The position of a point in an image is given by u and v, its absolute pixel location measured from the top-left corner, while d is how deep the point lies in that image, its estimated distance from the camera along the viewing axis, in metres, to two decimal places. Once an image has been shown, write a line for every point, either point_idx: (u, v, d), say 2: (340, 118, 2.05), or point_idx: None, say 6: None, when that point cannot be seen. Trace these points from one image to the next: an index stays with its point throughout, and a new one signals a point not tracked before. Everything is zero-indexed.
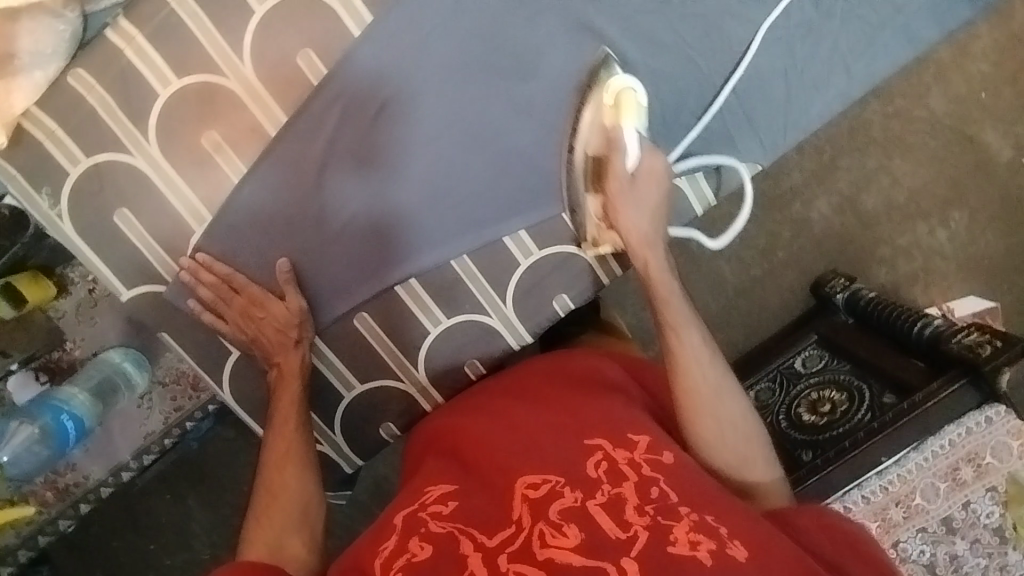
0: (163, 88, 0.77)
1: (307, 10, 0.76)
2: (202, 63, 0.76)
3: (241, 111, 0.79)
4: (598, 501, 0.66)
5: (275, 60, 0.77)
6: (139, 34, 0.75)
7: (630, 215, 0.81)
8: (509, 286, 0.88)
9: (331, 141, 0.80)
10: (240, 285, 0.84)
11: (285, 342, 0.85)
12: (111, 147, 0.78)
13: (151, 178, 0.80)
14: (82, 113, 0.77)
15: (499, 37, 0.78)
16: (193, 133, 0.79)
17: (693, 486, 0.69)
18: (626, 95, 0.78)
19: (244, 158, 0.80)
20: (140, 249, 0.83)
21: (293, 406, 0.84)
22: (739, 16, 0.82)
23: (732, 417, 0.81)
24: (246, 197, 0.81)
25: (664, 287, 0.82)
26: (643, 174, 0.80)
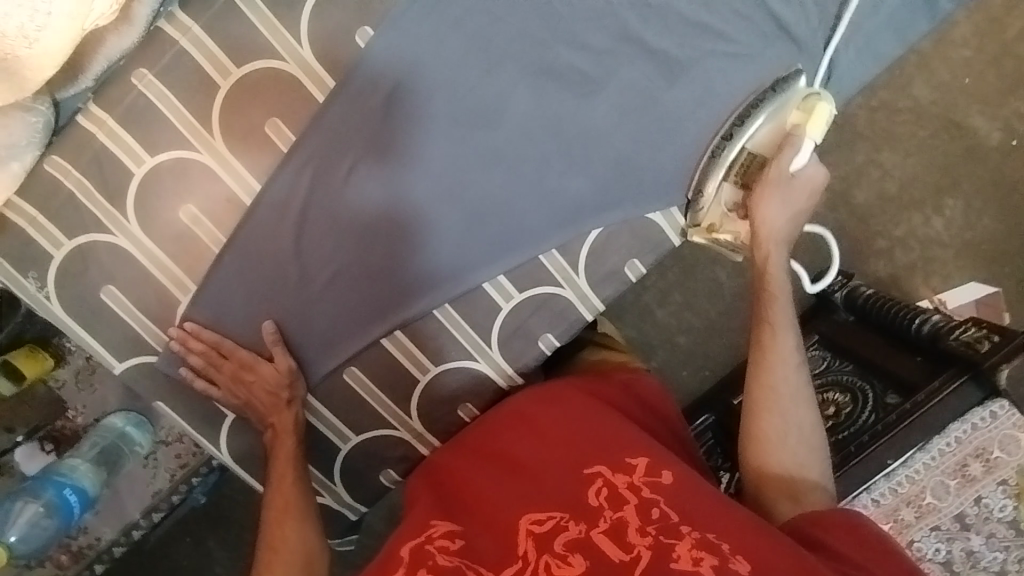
0: (137, 167, 0.78)
1: (273, 80, 0.77)
2: (174, 141, 0.78)
3: (216, 182, 0.80)
4: (602, 530, 0.66)
5: (244, 131, 0.79)
6: (110, 117, 0.76)
7: (774, 210, 0.80)
8: (493, 330, 0.89)
9: (306, 202, 0.81)
10: (228, 349, 0.85)
11: (277, 403, 0.86)
12: (93, 229, 0.80)
13: (133, 254, 0.82)
14: (62, 198, 0.79)
15: (466, 87, 0.79)
16: (170, 208, 0.81)
17: (696, 505, 0.67)
18: (814, 104, 0.82)
19: (224, 228, 0.82)
20: (129, 323, 0.85)
21: (290, 462, 0.85)
22: (700, 48, 0.82)
23: (799, 424, 0.79)
24: (226, 265, 0.83)
25: (773, 285, 0.82)
26: (801, 179, 0.80)
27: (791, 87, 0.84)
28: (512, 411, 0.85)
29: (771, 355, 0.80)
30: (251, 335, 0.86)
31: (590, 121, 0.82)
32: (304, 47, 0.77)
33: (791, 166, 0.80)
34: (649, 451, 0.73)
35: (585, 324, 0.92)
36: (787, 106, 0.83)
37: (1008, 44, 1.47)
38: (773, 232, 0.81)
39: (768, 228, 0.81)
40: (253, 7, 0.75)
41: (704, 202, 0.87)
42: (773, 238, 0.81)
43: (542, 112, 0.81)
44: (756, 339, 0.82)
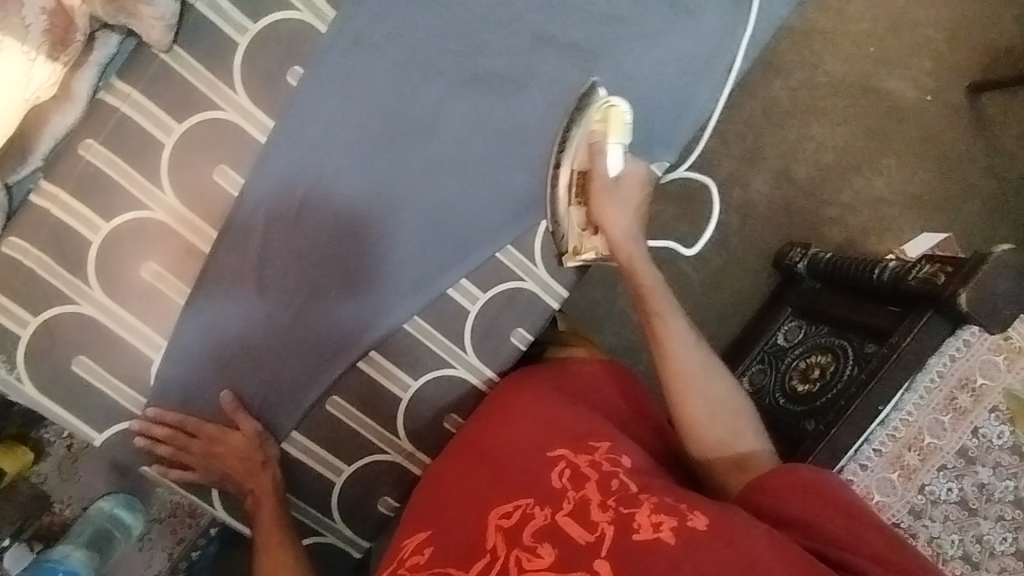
0: (93, 235, 0.80)
1: (217, 131, 0.81)
2: (127, 202, 0.81)
3: (173, 237, 0.83)
4: (566, 511, 0.70)
5: (195, 182, 0.82)
6: (64, 191, 0.79)
7: (615, 213, 0.85)
8: (465, 335, 0.91)
9: (274, 244, 0.84)
10: (193, 429, 0.86)
11: (252, 468, 0.86)
12: (57, 302, 0.81)
13: (101, 320, 0.83)
14: (23, 276, 0.80)
15: (398, 113, 0.84)
16: (131, 269, 0.82)
17: (652, 472, 0.73)
18: (610, 112, 0.85)
19: (185, 280, 0.84)
20: (105, 391, 0.85)
21: (276, 524, 0.84)
22: (611, 37, 0.88)
23: (713, 397, 0.83)
24: (195, 314, 0.84)
25: (645, 282, 0.87)
26: (630, 175, 0.87)
27: (601, 100, 0.86)
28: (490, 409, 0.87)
29: (665, 334, 0.85)
30: (228, 382, 0.86)
31: (527, 120, 0.87)
32: (241, 95, 0.81)
33: (611, 172, 0.85)
34: (606, 433, 0.79)
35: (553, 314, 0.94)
36: (595, 110, 0.86)
37: (900, 13, 1.60)
38: (621, 233, 0.86)
39: (614, 231, 0.86)
40: (186, 64, 0.79)
41: (563, 231, 0.90)
42: (620, 235, 0.86)
43: (475, 118, 0.86)
44: (651, 328, 0.86)
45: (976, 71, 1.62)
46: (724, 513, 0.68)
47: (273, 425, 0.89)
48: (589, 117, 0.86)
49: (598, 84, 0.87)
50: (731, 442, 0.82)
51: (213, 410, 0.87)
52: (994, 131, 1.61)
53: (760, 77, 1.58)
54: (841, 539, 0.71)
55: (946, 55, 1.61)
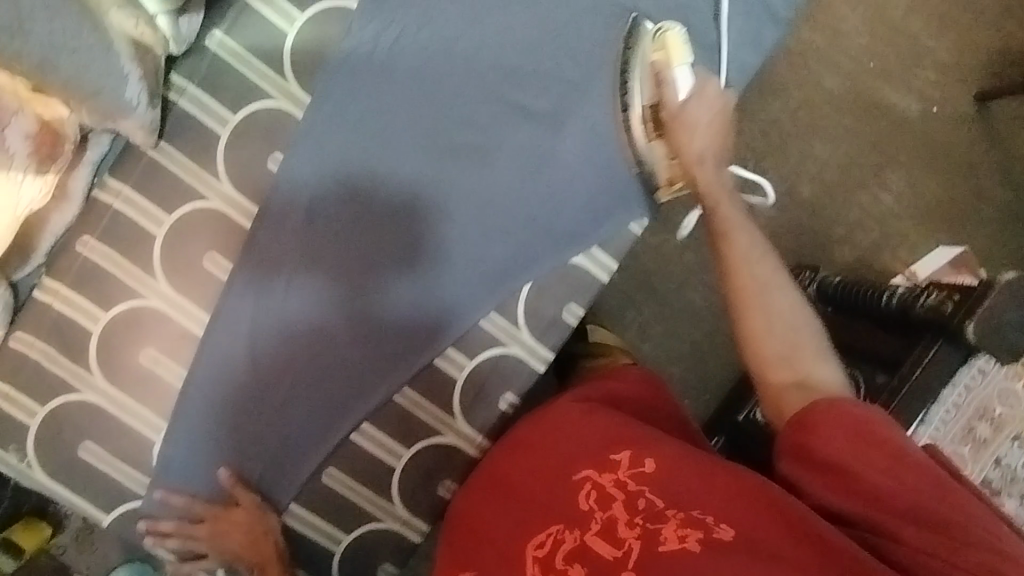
0: (93, 324, 0.85)
1: (204, 219, 0.85)
2: (123, 292, 0.85)
3: (167, 322, 0.86)
4: (595, 532, 0.72)
5: (186, 268, 0.85)
6: (64, 285, 0.84)
7: (700, 138, 0.85)
8: (454, 402, 0.92)
9: (263, 322, 0.87)
10: (183, 528, 0.87)
11: (256, 540, 0.87)
12: (62, 390, 0.85)
13: (104, 407, 0.86)
14: (30, 368, 0.85)
15: (391, 154, 0.88)
16: (128, 355, 0.86)
17: (677, 479, 0.74)
18: (669, 38, 0.89)
19: (182, 363, 0.87)
20: (110, 474, 0.88)
21: None
22: (585, 101, 0.90)
23: (778, 332, 0.79)
24: (193, 397, 0.87)
25: (720, 215, 0.84)
26: (693, 106, 0.86)
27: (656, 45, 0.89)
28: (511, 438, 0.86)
29: (751, 263, 0.81)
30: (225, 456, 0.88)
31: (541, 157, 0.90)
32: (223, 181, 0.86)
33: (678, 98, 0.86)
34: (629, 441, 0.79)
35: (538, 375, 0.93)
36: (655, 51, 0.89)
37: (897, 26, 1.55)
38: (700, 154, 0.85)
39: (688, 155, 0.85)
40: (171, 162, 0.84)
41: (649, 166, 0.91)
42: (717, 155, 0.86)
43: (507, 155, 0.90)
44: (717, 253, 0.83)
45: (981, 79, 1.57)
46: (753, 524, 0.69)
47: (272, 496, 0.90)
48: (645, 55, 0.89)
49: (671, 23, 0.90)
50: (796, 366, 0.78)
51: (212, 487, 0.89)
52: (1005, 139, 1.55)
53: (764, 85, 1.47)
54: (878, 482, 0.69)
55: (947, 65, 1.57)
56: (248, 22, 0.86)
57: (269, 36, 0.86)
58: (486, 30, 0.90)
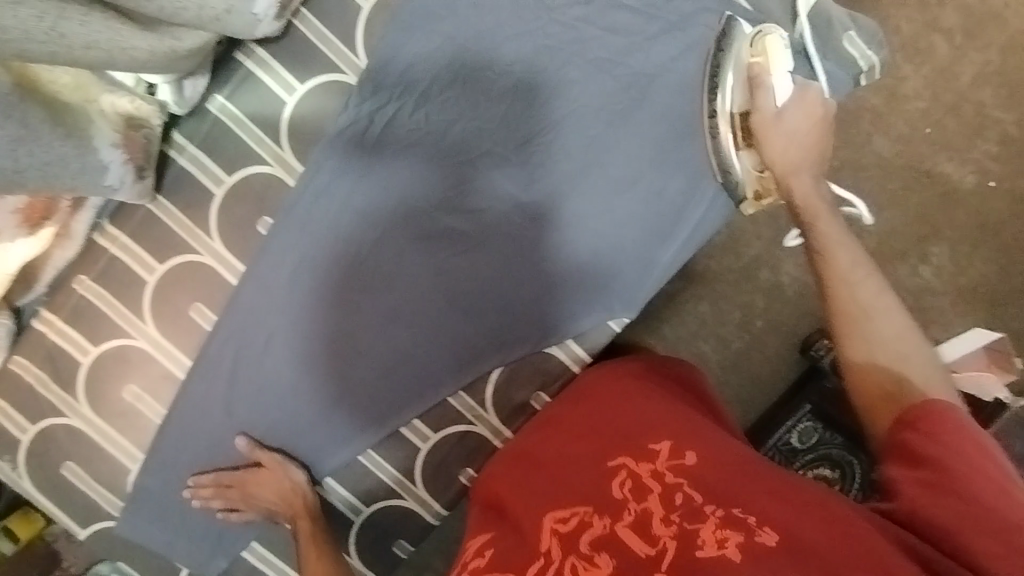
0: (148, 275, 0.79)
1: (193, 273, 0.79)
2: (181, 243, 0.78)
3: (206, 274, 0.79)
4: (626, 522, 0.54)
5: (240, 223, 0.79)
6: (59, 318, 0.79)
7: (795, 121, 0.69)
8: (486, 391, 0.81)
9: (285, 303, 0.79)
10: (255, 475, 0.80)
11: (291, 502, 0.80)
12: (110, 329, 0.79)
13: (155, 347, 0.80)
14: (92, 315, 0.79)
15: (433, 156, 0.77)
16: (185, 299, 0.79)
17: (728, 477, 0.55)
18: (767, 38, 0.70)
19: (214, 308, 0.80)
20: (90, 433, 0.81)
21: (323, 558, 0.77)
22: (682, 38, 0.73)
23: (880, 334, 0.62)
24: (203, 369, 0.80)
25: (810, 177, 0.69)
26: (808, 95, 0.70)
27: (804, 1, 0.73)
28: (543, 418, 0.73)
29: (830, 253, 0.66)
30: (247, 423, 0.81)
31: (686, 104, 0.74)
32: (285, 150, 0.79)
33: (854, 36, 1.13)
34: (674, 432, 0.61)
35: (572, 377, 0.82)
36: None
37: None
38: (795, 154, 0.69)
39: (781, 165, 0.70)
40: (170, 254, 0.79)
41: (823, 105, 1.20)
42: (808, 137, 0.69)
43: (653, 116, 0.75)
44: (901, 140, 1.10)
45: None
46: (813, 531, 0.49)
47: (312, 464, 0.82)
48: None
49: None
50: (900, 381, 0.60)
51: (235, 451, 0.81)
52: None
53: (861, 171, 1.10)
54: None
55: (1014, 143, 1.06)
56: (250, 90, 0.78)
57: (267, 104, 0.78)
58: (565, 33, 0.75)
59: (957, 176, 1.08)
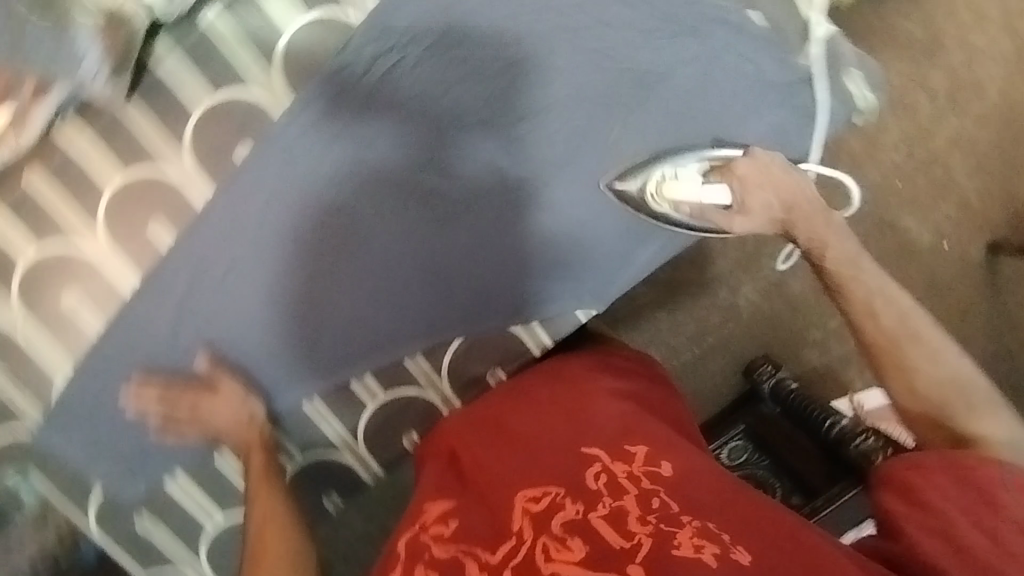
0: (109, 181, 0.74)
1: (156, 187, 0.75)
2: (150, 155, 0.74)
3: (170, 193, 0.75)
4: (601, 514, 0.56)
5: (214, 146, 0.74)
6: (4, 206, 0.74)
7: (763, 195, 0.75)
8: (444, 359, 0.81)
9: (253, 236, 0.75)
10: (213, 393, 0.77)
11: (245, 428, 0.77)
12: (59, 231, 0.75)
13: (102, 260, 0.76)
14: (40, 212, 0.74)
15: (428, 110, 0.74)
16: (143, 215, 0.75)
17: (699, 489, 0.58)
18: (666, 187, 0.75)
19: (171, 230, 0.75)
20: (18, 336, 0.76)
21: (271, 484, 0.74)
22: (697, 41, 0.73)
23: (937, 378, 0.66)
24: (152, 291, 0.76)
25: (829, 228, 0.75)
26: (746, 164, 0.74)
27: (815, 27, 0.75)
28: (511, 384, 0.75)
29: (873, 313, 0.69)
30: (191, 353, 0.78)
31: (692, 108, 0.75)
32: (274, 76, 0.74)
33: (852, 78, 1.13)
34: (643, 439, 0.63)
35: (530, 358, 0.82)
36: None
37: None
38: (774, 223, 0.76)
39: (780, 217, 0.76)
40: (138, 163, 0.74)
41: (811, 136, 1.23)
42: (783, 207, 0.75)
43: (659, 114, 0.74)
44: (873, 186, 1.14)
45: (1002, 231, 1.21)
46: (779, 549, 0.53)
47: None
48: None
49: (750, 7, 0.73)
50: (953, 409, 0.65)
51: (172, 382, 0.77)
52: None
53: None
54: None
55: (970, 211, 1.20)
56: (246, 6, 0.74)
57: (262, 24, 0.74)
58: (583, 13, 0.73)
59: (917, 231, 1.19)
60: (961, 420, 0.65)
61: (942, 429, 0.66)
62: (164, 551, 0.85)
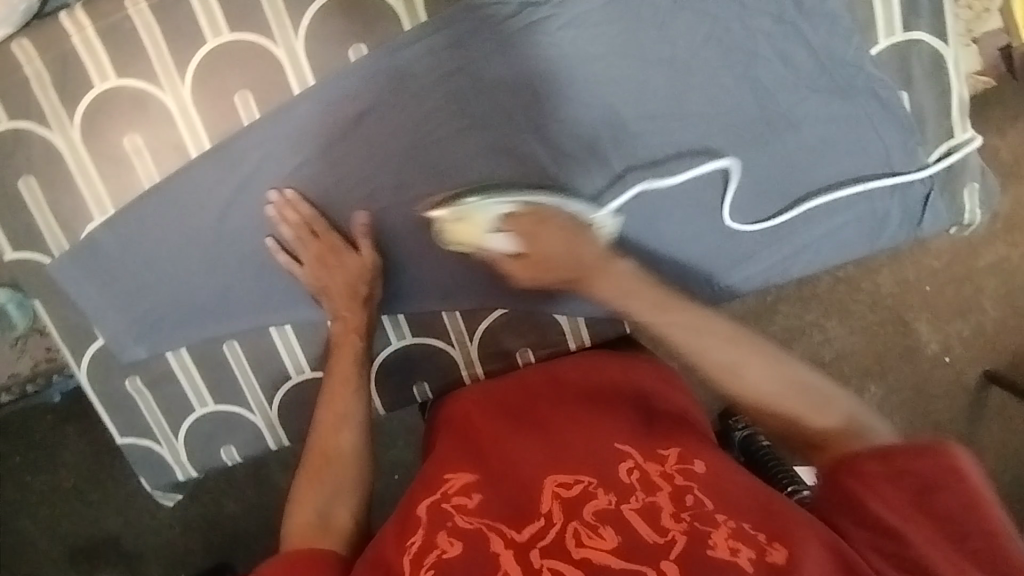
0: (212, 37, 0.70)
1: (255, 58, 0.71)
2: (260, 25, 0.70)
3: (273, 71, 0.71)
4: (634, 507, 0.57)
5: (329, 40, 0.71)
6: (91, 26, 0.69)
7: (555, 249, 0.64)
8: (481, 323, 0.79)
9: (334, 140, 0.72)
10: (344, 254, 0.72)
11: (353, 297, 0.73)
12: (142, 72, 0.70)
13: (179, 113, 0.72)
14: (128, 44, 0.70)
15: (553, 78, 0.70)
16: (235, 82, 0.71)
17: (731, 493, 0.59)
18: (462, 229, 0.66)
19: (262, 106, 0.72)
20: (68, 161, 0.73)
21: (357, 363, 0.72)
22: (844, 102, 0.70)
23: (766, 389, 0.63)
24: (218, 161, 0.73)
25: (614, 280, 0.65)
26: (554, 221, 0.64)
27: (953, 133, 0.72)
28: (549, 373, 0.73)
29: (699, 343, 0.64)
30: (239, 237, 0.75)
31: (808, 164, 0.72)
32: None
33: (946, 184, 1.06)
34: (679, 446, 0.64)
35: (565, 350, 0.80)
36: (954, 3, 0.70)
37: None
38: (581, 285, 0.66)
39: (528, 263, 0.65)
40: (244, 29, 0.70)
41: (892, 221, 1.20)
42: (581, 278, 0.65)
43: (774, 161, 0.72)
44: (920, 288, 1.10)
45: (1007, 361, 1.09)
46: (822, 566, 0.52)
47: (278, 307, 0.78)
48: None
49: (906, 90, 0.71)
50: (802, 416, 0.62)
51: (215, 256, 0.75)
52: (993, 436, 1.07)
53: (857, 298, 1.09)
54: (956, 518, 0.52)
55: (984, 337, 1.09)
56: None
57: None
58: (744, 33, 0.69)
59: (925, 338, 1.09)
60: (808, 424, 0.62)
61: (808, 445, 0.62)
62: (145, 420, 0.82)
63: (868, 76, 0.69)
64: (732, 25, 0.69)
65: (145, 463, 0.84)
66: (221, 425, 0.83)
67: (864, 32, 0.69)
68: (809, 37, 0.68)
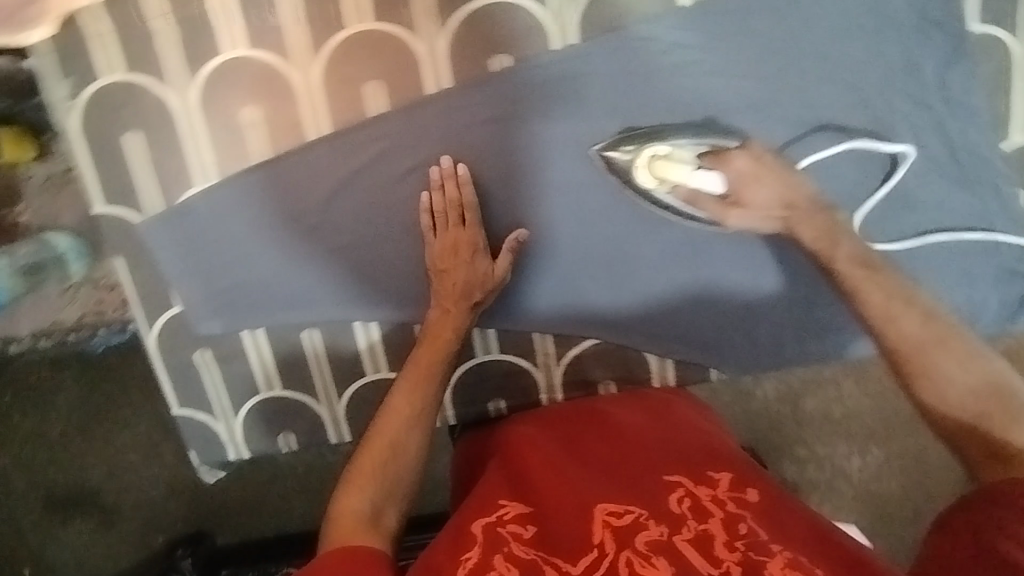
0: (354, 22, 0.68)
1: (396, 51, 0.69)
2: (409, 20, 0.69)
3: (411, 68, 0.70)
4: (687, 537, 0.53)
5: (474, 46, 0.69)
6: None
7: (759, 195, 0.67)
8: (570, 350, 0.78)
9: (462, 148, 0.71)
10: (479, 255, 0.70)
11: (462, 294, 0.70)
12: (277, 46, 0.69)
13: (304, 92, 0.70)
14: (271, 17, 0.68)
15: (690, 119, 0.69)
16: (369, 73, 0.70)
17: (787, 522, 0.55)
18: (658, 164, 0.68)
19: (392, 99, 0.70)
20: (178, 122, 0.70)
21: (443, 356, 0.68)
22: (965, 192, 0.71)
23: (954, 384, 0.57)
24: (334, 147, 0.71)
25: (826, 236, 0.66)
26: (738, 154, 0.67)
27: None
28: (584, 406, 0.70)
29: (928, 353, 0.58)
30: (338, 226, 0.73)
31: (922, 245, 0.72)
32: (572, 10, 0.69)
33: None
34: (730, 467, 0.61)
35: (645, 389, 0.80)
36: None
37: None
38: (777, 227, 0.67)
39: (745, 194, 0.67)
40: (390, 20, 0.69)
41: None
42: (781, 225, 0.67)
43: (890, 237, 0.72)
44: None
45: None
46: None
47: (367, 304, 0.76)
48: None
49: None
50: (992, 417, 0.55)
51: (312, 240, 0.73)
52: None
53: None
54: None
55: None
56: None
57: None
58: (887, 108, 0.70)
59: None
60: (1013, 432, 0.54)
61: (988, 459, 0.54)
62: (206, 394, 0.80)
63: (993, 171, 0.71)
64: (879, 101, 0.69)
65: (197, 437, 0.82)
66: (284, 409, 0.81)
67: (997, 128, 0.71)
68: (947, 125, 0.70)
